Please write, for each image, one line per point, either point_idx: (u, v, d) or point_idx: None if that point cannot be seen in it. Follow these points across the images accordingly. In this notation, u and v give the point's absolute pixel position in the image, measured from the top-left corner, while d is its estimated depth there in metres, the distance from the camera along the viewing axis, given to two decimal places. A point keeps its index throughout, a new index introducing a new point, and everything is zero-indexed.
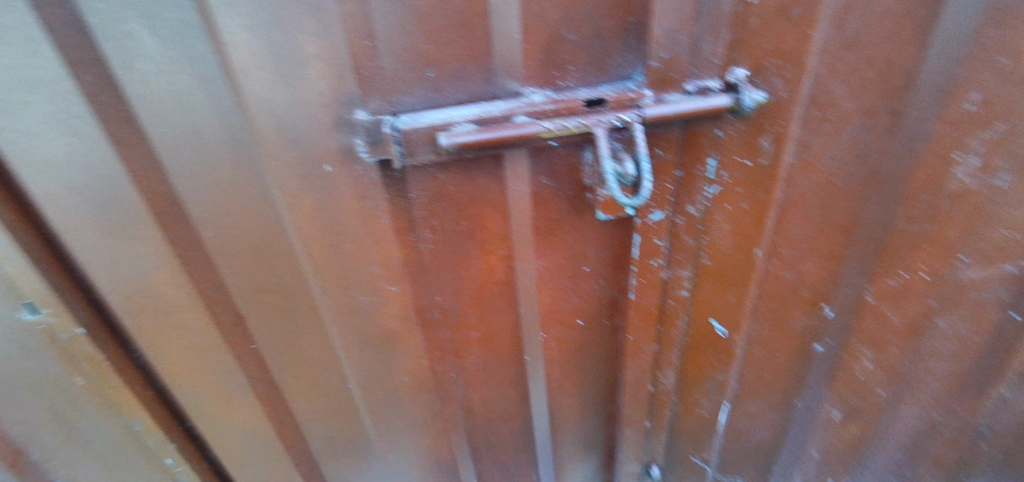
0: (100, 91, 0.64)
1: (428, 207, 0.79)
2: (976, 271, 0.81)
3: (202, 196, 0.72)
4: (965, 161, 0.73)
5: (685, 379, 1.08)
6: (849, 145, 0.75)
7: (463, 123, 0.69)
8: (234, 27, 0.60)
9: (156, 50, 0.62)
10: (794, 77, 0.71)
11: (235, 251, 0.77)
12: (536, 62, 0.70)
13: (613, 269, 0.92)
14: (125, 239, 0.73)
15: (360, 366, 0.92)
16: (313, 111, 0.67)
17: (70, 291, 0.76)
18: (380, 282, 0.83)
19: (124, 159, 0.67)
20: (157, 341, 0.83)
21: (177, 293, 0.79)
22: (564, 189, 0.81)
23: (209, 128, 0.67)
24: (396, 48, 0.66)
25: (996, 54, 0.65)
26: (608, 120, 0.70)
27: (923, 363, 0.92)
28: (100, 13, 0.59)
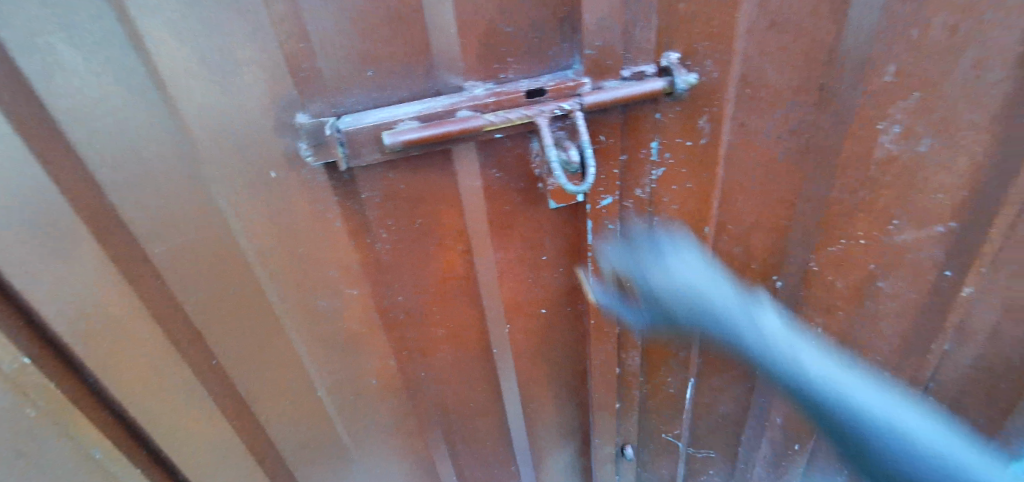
0: (22, 107, 0.59)
1: (381, 208, 0.78)
2: (909, 234, 0.85)
3: (143, 211, 0.69)
4: (887, 130, 0.78)
5: (650, 360, 1.10)
6: (781, 120, 0.81)
7: (406, 120, 0.69)
8: (162, 34, 0.59)
9: (78, 64, 0.58)
10: (724, 58, 0.75)
11: (183, 265, 0.74)
12: (475, 56, 0.71)
13: (570, 257, 0.95)
14: (64, 251, 0.67)
15: (327, 372, 0.91)
16: (254, 116, 0.66)
17: (5, 321, 0.69)
18: (340, 286, 0.83)
19: (52, 172, 0.62)
20: (111, 369, 0.76)
21: (128, 313, 0.74)
22: (515, 180, 0.82)
23: (144, 140, 0.64)
24: (333, 48, 0.66)
25: (908, 27, 0.70)
26: (550, 109, 0.71)
27: (871, 326, 0.95)
28: (12, 27, 0.55)
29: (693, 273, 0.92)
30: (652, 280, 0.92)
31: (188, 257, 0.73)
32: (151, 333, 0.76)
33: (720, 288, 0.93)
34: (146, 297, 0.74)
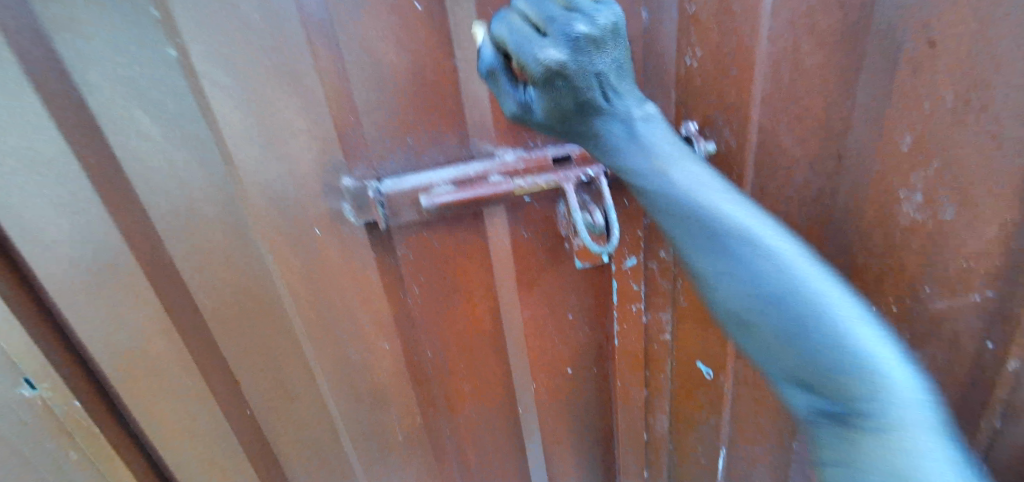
0: (103, 170, 0.69)
1: (414, 262, 0.83)
2: (945, 302, 0.83)
3: (197, 262, 0.78)
4: (910, 197, 0.78)
5: (678, 424, 1.08)
6: (802, 186, 0.85)
7: (441, 184, 0.74)
8: (228, 110, 0.67)
9: (156, 133, 0.69)
10: (740, 127, 0.80)
11: (227, 312, 0.82)
12: (505, 125, 0.76)
13: (597, 315, 0.95)
14: (122, 309, 0.76)
15: (353, 423, 0.93)
16: (302, 179, 0.73)
17: (65, 367, 0.78)
18: (371, 339, 0.86)
19: (124, 230, 0.72)
20: (149, 412, 0.84)
21: (170, 359, 0.81)
22: (542, 239, 0.85)
23: (202, 198, 0.74)
24: (377, 120, 0.72)
25: (922, 97, 0.71)
26: (576, 175, 0.76)
27: None
28: (102, 104, 0.66)
29: (619, 88, 0.68)
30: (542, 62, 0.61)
31: (229, 304, 0.82)
32: (188, 381, 0.84)
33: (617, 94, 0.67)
34: (188, 345, 0.82)
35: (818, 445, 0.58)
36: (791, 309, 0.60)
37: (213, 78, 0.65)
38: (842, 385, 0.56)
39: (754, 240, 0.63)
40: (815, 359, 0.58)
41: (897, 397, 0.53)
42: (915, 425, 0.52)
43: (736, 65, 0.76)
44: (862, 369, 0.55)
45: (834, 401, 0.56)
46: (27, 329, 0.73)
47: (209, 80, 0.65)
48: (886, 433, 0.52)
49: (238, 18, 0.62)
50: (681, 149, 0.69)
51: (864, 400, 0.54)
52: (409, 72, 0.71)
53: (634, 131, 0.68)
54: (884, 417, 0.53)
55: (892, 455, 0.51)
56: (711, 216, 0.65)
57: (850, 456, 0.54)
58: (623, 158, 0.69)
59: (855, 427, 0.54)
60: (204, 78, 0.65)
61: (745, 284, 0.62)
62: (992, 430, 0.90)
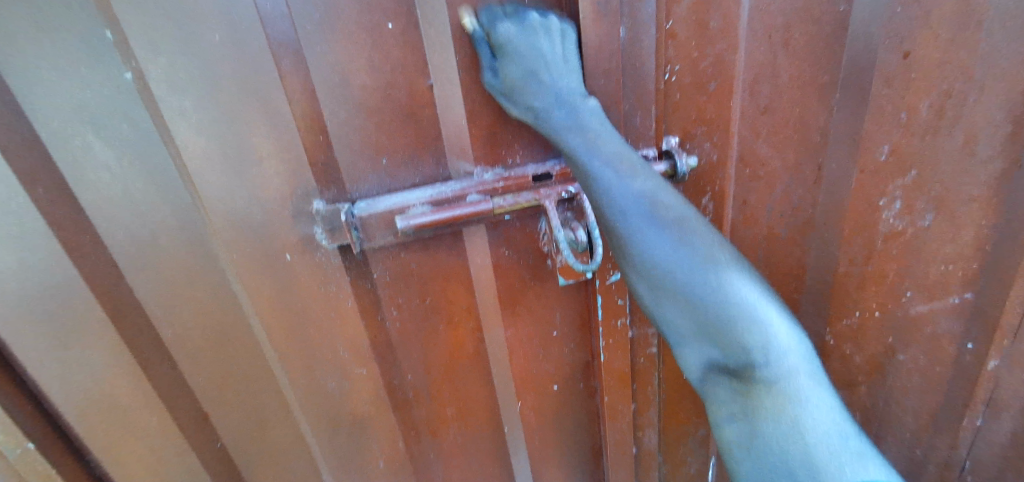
0: (54, 201, 0.65)
1: (392, 286, 0.80)
2: (923, 305, 0.89)
3: (160, 293, 0.74)
4: (889, 206, 0.83)
5: (667, 437, 1.06)
6: (783, 197, 0.85)
7: (418, 205, 0.71)
8: (188, 134, 0.64)
9: (112, 158, 0.66)
10: (721, 141, 0.79)
11: (194, 344, 0.78)
12: (482, 145, 0.74)
13: (581, 331, 0.93)
14: (79, 349, 0.71)
15: (331, 452, 0.88)
16: (271, 205, 0.69)
17: (20, 409, 0.71)
18: (348, 366, 0.83)
19: (79, 264, 0.68)
20: (115, 448, 0.79)
21: (134, 396, 0.77)
22: (524, 257, 0.83)
23: (165, 227, 0.70)
24: (349, 141, 0.70)
25: (896, 111, 0.77)
26: (557, 192, 0.74)
27: (895, 399, 0.99)
28: (54, 129, 0.63)
29: (568, 76, 0.67)
30: (502, 33, 0.65)
31: (197, 336, 0.78)
32: (155, 417, 0.79)
33: (563, 73, 0.67)
34: (154, 382, 0.77)
35: (719, 403, 0.65)
36: (697, 284, 0.64)
37: (171, 101, 0.62)
38: (742, 349, 0.62)
39: (661, 210, 0.66)
40: (719, 326, 0.63)
41: (785, 352, 0.61)
42: (800, 374, 0.61)
43: (715, 79, 0.75)
44: (757, 333, 0.62)
45: (733, 364, 0.62)
46: None
47: (166, 103, 0.62)
48: (776, 384, 0.60)
49: (197, 37, 0.60)
50: (612, 132, 0.68)
51: (760, 360, 0.61)
52: (381, 92, 0.69)
53: (576, 115, 0.67)
54: (776, 372, 0.60)
55: (780, 402, 0.60)
56: (632, 196, 0.66)
57: (750, 408, 0.62)
58: (556, 130, 0.67)
59: (748, 383, 0.62)
60: (161, 101, 0.62)
61: (664, 260, 0.65)
62: (974, 429, 0.96)
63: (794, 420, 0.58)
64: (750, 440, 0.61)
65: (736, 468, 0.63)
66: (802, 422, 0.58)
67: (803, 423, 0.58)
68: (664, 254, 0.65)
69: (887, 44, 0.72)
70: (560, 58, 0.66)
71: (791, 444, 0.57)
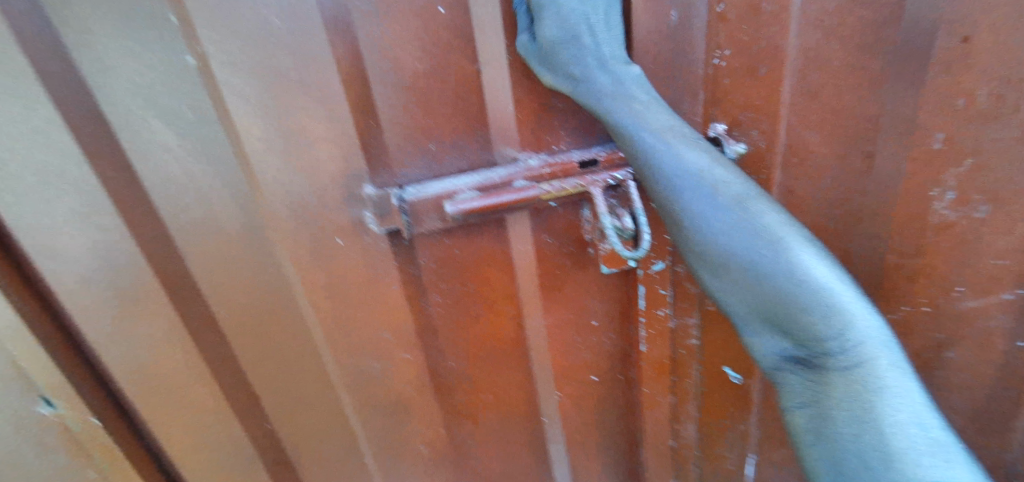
0: (117, 182, 0.68)
1: (435, 271, 0.81)
2: (973, 301, 0.87)
3: (215, 276, 0.76)
4: (942, 197, 0.81)
5: (704, 430, 1.04)
6: (830, 186, 0.83)
7: (465, 190, 0.73)
8: (247, 117, 0.66)
9: (174, 142, 0.68)
10: (770, 128, 0.79)
11: (247, 327, 0.81)
12: (528, 131, 0.75)
13: (621, 321, 0.93)
14: (135, 325, 0.75)
15: (372, 434, 0.91)
16: (323, 190, 0.72)
17: (80, 381, 0.76)
18: (391, 350, 0.85)
19: (142, 244, 0.71)
20: (165, 422, 0.83)
21: (189, 372, 0.81)
22: (565, 244, 0.84)
23: (221, 207, 0.72)
24: (398, 125, 0.71)
25: (953, 97, 0.74)
26: (603, 179, 0.75)
27: (943, 397, 0.96)
28: (120, 111, 0.65)
29: (609, 42, 0.70)
30: None
31: (246, 317, 0.80)
32: (205, 391, 0.83)
33: (602, 41, 0.69)
34: (207, 358, 0.81)
35: (789, 391, 0.66)
36: (767, 269, 0.64)
37: (234, 86, 0.64)
38: (815, 336, 0.62)
39: (729, 194, 0.67)
40: (788, 314, 0.63)
41: (864, 340, 0.61)
42: (881, 363, 0.60)
43: (765, 64, 0.75)
44: (832, 321, 0.61)
45: (806, 351, 0.64)
46: (44, 344, 0.72)
47: (228, 86, 0.64)
48: (852, 372, 0.60)
49: (261, 24, 0.62)
50: (655, 101, 0.70)
51: (834, 348, 0.61)
52: (431, 78, 0.70)
53: (619, 82, 0.69)
54: (852, 361, 0.60)
55: (856, 391, 0.60)
56: (694, 178, 0.67)
57: (823, 396, 0.62)
58: (608, 106, 0.68)
59: (822, 371, 0.63)
60: (224, 87, 0.64)
61: (728, 241, 0.66)
62: None
63: (869, 411, 0.58)
64: (821, 427, 0.62)
65: (805, 454, 0.64)
66: (879, 412, 0.58)
67: (880, 413, 0.58)
68: (729, 239, 0.66)
69: (947, 29, 0.71)
70: (601, 24, 0.69)
71: (865, 435, 0.57)
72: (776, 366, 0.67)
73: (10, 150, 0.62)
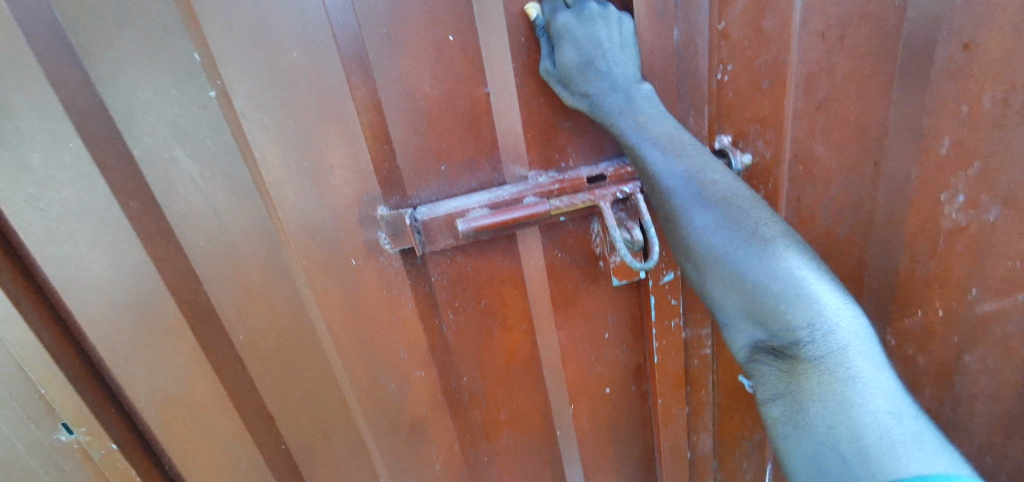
0: (142, 213, 0.70)
1: (449, 289, 0.83)
2: (990, 303, 0.85)
3: (236, 300, 0.78)
4: (952, 201, 0.81)
5: (722, 442, 1.04)
6: (840, 195, 0.86)
7: (477, 208, 0.74)
8: (264, 145, 0.68)
9: (196, 172, 0.70)
10: (775, 139, 0.81)
11: (267, 349, 0.82)
12: (538, 150, 0.77)
13: (633, 335, 0.94)
14: (158, 352, 0.76)
15: (390, 456, 0.91)
16: (339, 212, 0.73)
17: (103, 411, 0.77)
18: (407, 369, 0.85)
19: (164, 271, 0.73)
20: (185, 448, 0.83)
21: (208, 398, 0.81)
22: (576, 259, 0.85)
23: (242, 232, 0.74)
24: (411, 148, 0.73)
25: (958, 104, 0.75)
26: (611, 193, 0.76)
27: (965, 405, 0.95)
28: (145, 144, 0.68)
29: (622, 61, 0.71)
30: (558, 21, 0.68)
31: (266, 340, 0.81)
32: (226, 418, 0.83)
33: (615, 57, 0.70)
34: (226, 384, 0.81)
35: (766, 383, 0.67)
36: (739, 262, 0.65)
37: (252, 116, 0.67)
38: (785, 326, 0.62)
39: (706, 188, 0.68)
40: (762, 304, 0.64)
41: (832, 328, 0.60)
42: (851, 351, 0.59)
43: (768, 78, 0.77)
44: (803, 310, 0.62)
45: (778, 342, 0.64)
46: (67, 374, 0.73)
47: (248, 120, 0.67)
48: (822, 362, 0.60)
49: (279, 56, 0.65)
50: (664, 115, 0.71)
51: (805, 338, 0.61)
52: (442, 101, 0.72)
53: (628, 99, 0.70)
54: (822, 350, 0.60)
55: (826, 381, 0.60)
56: (676, 173, 0.68)
57: (796, 387, 0.63)
58: (608, 116, 0.70)
59: (795, 361, 0.63)
60: (243, 117, 0.67)
61: (711, 237, 0.67)
62: None
63: (841, 399, 0.59)
64: (796, 417, 0.63)
65: (782, 444, 0.65)
66: (850, 401, 0.58)
67: (851, 401, 0.58)
68: (708, 232, 0.67)
69: (948, 34, 0.72)
70: (615, 44, 0.70)
71: (837, 423, 0.58)
72: (752, 357, 0.68)
73: (41, 184, 0.65)
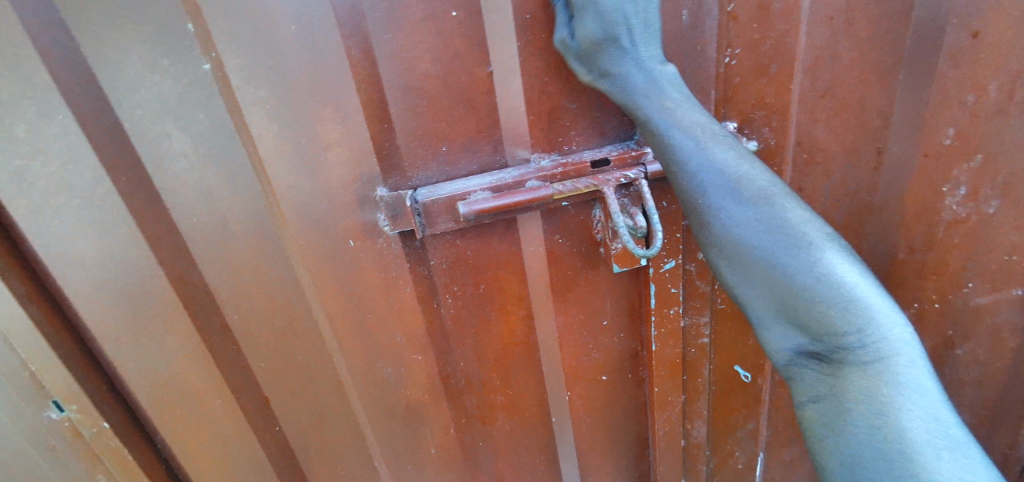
0: (134, 190, 0.68)
1: (448, 273, 0.82)
2: (983, 297, 0.86)
3: (229, 281, 0.76)
4: (953, 192, 0.80)
5: (716, 429, 1.05)
6: (840, 183, 0.85)
7: (479, 191, 0.73)
8: (261, 122, 0.67)
9: (189, 148, 0.68)
10: (780, 125, 0.79)
11: (260, 330, 0.80)
12: (541, 131, 0.76)
13: (631, 321, 0.93)
14: (151, 331, 0.75)
15: (384, 437, 0.91)
16: (337, 192, 0.72)
17: (94, 390, 0.76)
18: (404, 352, 0.85)
19: (155, 249, 0.71)
20: (177, 429, 0.82)
21: (200, 377, 0.80)
22: (577, 245, 0.84)
23: (234, 211, 0.72)
24: (411, 128, 0.72)
25: (961, 94, 0.74)
26: (616, 178, 0.75)
27: (953, 394, 0.97)
28: (136, 118, 0.65)
29: (646, 43, 0.69)
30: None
31: (261, 323, 0.80)
32: (220, 400, 0.82)
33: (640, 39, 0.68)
34: (221, 365, 0.80)
35: (802, 386, 0.65)
36: (787, 262, 0.64)
37: (248, 90, 0.65)
38: (835, 330, 0.61)
39: (750, 185, 0.67)
40: (809, 306, 0.63)
41: (884, 335, 0.59)
42: (901, 359, 0.59)
43: (775, 63, 0.75)
44: (854, 315, 0.60)
45: (822, 346, 0.62)
46: (58, 352, 0.72)
47: (243, 91, 0.65)
48: (871, 367, 0.59)
49: (273, 26, 0.63)
50: (688, 100, 0.70)
51: (854, 343, 0.60)
52: (444, 81, 0.70)
53: (653, 81, 0.69)
54: (871, 355, 0.59)
55: (874, 386, 0.58)
56: (716, 169, 0.67)
57: (836, 391, 0.61)
58: (636, 104, 0.69)
59: (838, 365, 0.61)
60: (238, 91, 0.65)
61: (752, 235, 0.66)
62: None
63: (888, 405, 0.57)
64: (834, 421, 0.61)
65: (815, 449, 0.63)
66: (899, 408, 0.57)
67: (899, 408, 0.57)
68: (750, 230, 0.66)
69: (955, 22, 0.71)
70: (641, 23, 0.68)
71: (883, 430, 0.56)
72: (791, 360, 0.66)
73: (31, 156, 0.63)
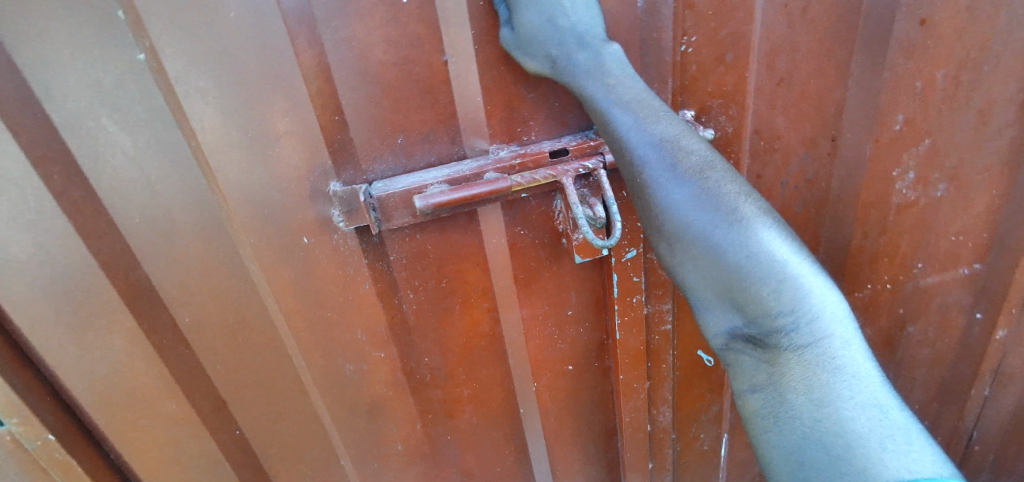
0: (68, 185, 0.64)
1: (408, 268, 0.80)
2: (934, 277, 0.90)
3: (178, 279, 0.73)
4: (903, 177, 0.84)
5: (680, 415, 1.07)
6: (798, 170, 0.85)
7: (435, 184, 0.71)
8: (204, 114, 0.63)
9: (127, 141, 0.64)
10: (737, 114, 0.79)
11: (211, 330, 0.77)
12: (499, 122, 0.74)
13: (596, 311, 0.93)
14: (96, 336, 0.71)
15: (347, 434, 0.89)
16: (288, 186, 0.69)
17: (37, 398, 0.71)
18: (366, 349, 0.83)
19: (94, 249, 0.67)
20: (130, 435, 0.79)
21: (152, 383, 0.76)
22: (540, 236, 0.83)
23: (180, 208, 0.69)
24: (364, 119, 0.69)
25: (913, 80, 0.77)
26: (575, 168, 0.74)
27: (906, 372, 1.00)
28: (67, 110, 0.61)
29: (589, 24, 0.68)
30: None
31: (213, 323, 0.77)
32: (173, 402, 0.79)
33: (582, 21, 0.68)
34: (171, 368, 0.77)
35: (743, 372, 0.67)
36: (720, 242, 0.63)
37: (188, 81, 0.61)
38: (768, 312, 0.62)
39: (682, 162, 0.66)
40: (742, 289, 0.63)
41: (817, 316, 0.61)
42: (834, 341, 0.60)
43: (732, 51, 0.75)
44: (786, 296, 0.61)
45: (758, 331, 0.63)
46: None
47: (182, 83, 0.61)
48: (805, 351, 0.61)
49: (216, 17, 0.59)
50: (632, 76, 0.69)
51: (788, 326, 0.61)
52: (398, 70, 0.68)
53: (597, 57, 0.67)
54: (805, 338, 0.61)
55: (810, 370, 0.60)
56: (654, 146, 0.66)
57: (776, 376, 0.63)
58: (577, 83, 0.68)
59: (776, 350, 0.63)
60: (177, 81, 0.61)
61: (686, 213, 0.65)
62: (981, 400, 1.00)
63: (824, 390, 0.59)
64: (774, 408, 0.62)
65: (757, 435, 0.64)
66: (834, 392, 0.58)
67: (835, 393, 0.58)
68: (683, 208, 0.65)
69: (906, 10, 0.72)
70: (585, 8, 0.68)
71: (822, 416, 0.58)
72: (730, 346, 0.67)
73: None
